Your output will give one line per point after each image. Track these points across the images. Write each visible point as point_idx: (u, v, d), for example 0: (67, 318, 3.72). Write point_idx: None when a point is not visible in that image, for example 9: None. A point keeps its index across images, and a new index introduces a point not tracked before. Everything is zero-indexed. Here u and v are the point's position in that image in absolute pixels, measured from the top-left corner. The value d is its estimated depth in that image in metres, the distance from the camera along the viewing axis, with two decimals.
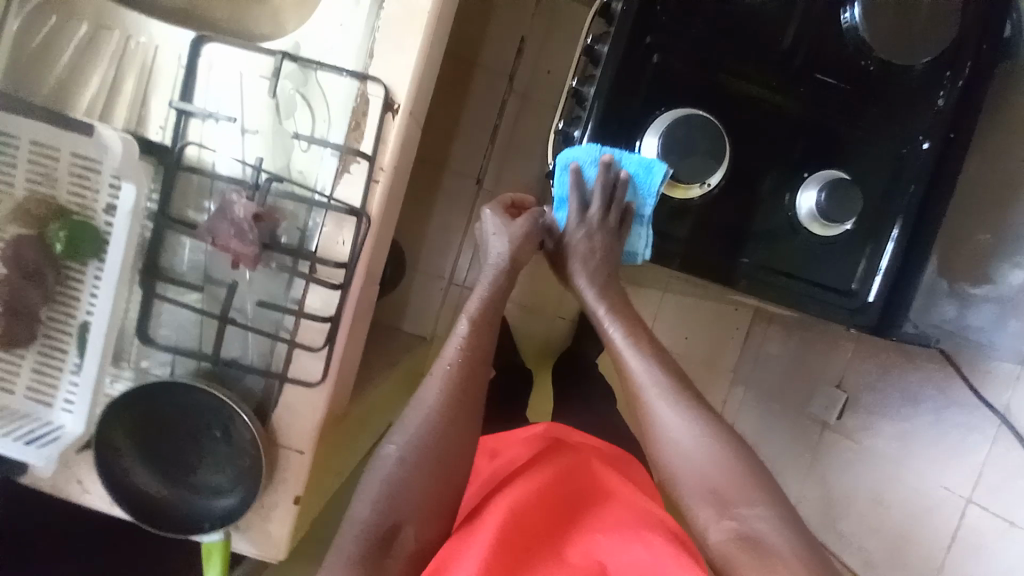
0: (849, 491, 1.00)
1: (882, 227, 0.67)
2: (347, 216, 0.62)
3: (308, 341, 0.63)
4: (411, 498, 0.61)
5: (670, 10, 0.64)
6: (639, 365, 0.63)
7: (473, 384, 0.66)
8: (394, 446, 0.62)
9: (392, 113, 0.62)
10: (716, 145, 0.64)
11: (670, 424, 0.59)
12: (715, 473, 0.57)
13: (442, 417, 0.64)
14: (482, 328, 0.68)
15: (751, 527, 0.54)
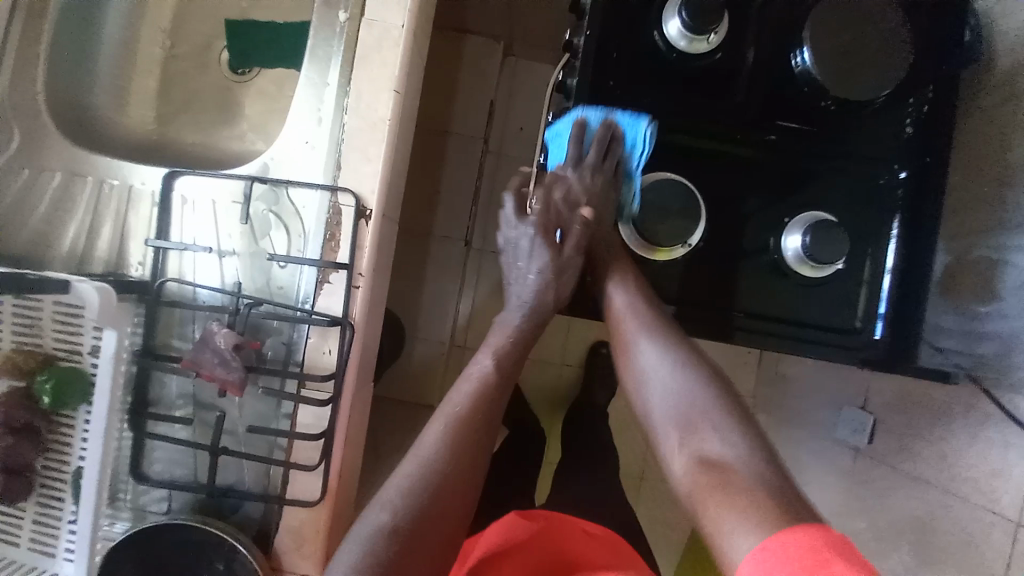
0: (895, 523, 0.93)
1: (874, 266, 0.66)
2: (330, 326, 0.61)
3: (304, 458, 0.62)
4: (415, 553, 0.54)
5: (623, 82, 0.65)
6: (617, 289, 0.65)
7: (483, 423, 0.63)
8: (396, 481, 0.57)
9: (365, 219, 0.62)
10: (690, 204, 0.63)
11: (644, 351, 0.63)
12: (682, 402, 0.60)
13: (465, 441, 0.61)
14: (503, 366, 0.67)
15: (706, 449, 0.56)
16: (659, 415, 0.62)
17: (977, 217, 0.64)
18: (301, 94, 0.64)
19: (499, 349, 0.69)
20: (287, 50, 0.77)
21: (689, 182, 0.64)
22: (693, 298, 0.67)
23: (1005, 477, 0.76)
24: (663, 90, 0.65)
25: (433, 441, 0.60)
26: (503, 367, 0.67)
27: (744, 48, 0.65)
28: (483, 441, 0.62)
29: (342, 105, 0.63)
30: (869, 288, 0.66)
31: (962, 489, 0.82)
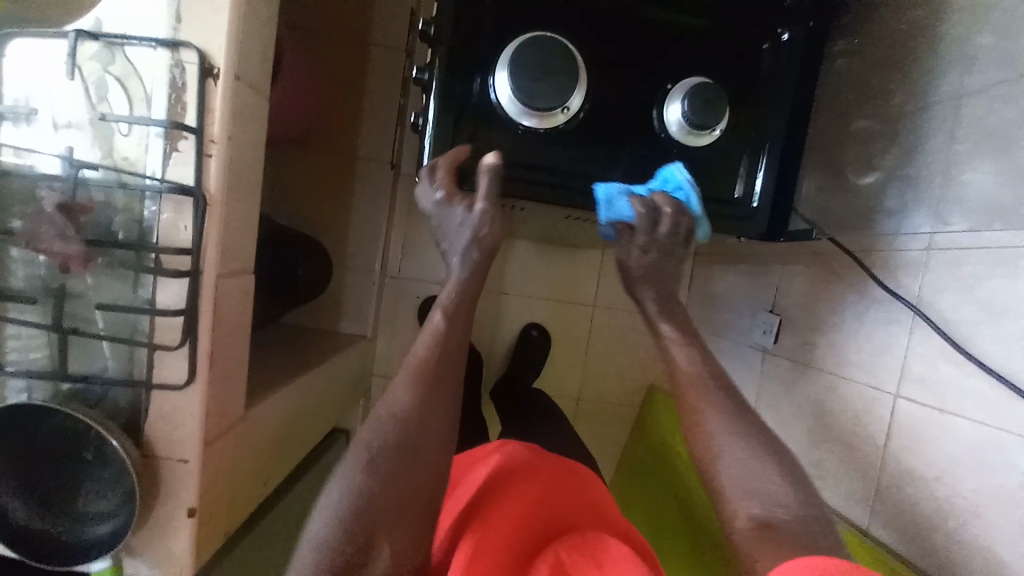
0: (797, 411, 0.98)
1: (755, 138, 0.65)
2: (182, 198, 0.57)
3: (168, 339, 0.59)
4: (383, 502, 0.53)
5: None
6: (715, 420, 0.56)
7: (448, 374, 0.60)
8: (356, 463, 0.54)
9: (213, 79, 0.56)
10: (567, 63, 0.60)
11: (721, 435, 0.55)
12: (759, 474, 0.53)
13: (426, 418, 0.57)
14: (454, 320, 0.61)
15: (770, 515, 0.51)
16: (716, 473, 0.55)
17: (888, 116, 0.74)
18: None
19: (448, 302, 0.61)
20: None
21: (565, 41, 0.61)
22: (576, 169, 0.65)
23: (887, 352, 0.80)
24: None
25: (388, 416, 0.57)
26: (460, 314, 0.61)
27: None
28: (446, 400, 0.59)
29: None
30: (748, 170, 0.66)
31: (852, 370, 0.86)
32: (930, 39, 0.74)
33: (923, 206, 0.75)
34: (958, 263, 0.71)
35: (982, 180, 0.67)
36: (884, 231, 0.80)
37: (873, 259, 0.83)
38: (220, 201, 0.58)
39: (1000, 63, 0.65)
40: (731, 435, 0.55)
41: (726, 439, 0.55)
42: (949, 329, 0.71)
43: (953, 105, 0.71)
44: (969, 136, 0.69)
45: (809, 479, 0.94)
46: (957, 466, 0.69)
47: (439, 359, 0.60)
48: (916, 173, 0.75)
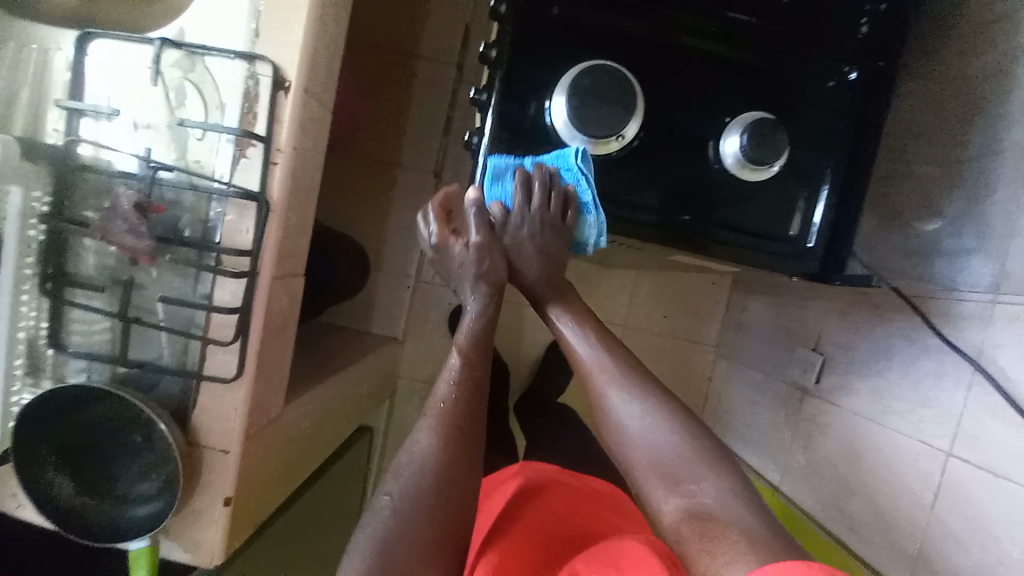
0: (832, 456, 0.94)
1: (812, 178, 0.64)
2: (246, 202, 0.59)
3: (221, 335, 0.62)
4: (408, 547, 0.57)
5: None
6: (620, 399, 0.60)
7: (471, 420, 0.63)
8: (384, 495, 0.60)
9: (284, 91, 0.59)
10: (626, 92, 0.60)
11: (620, 404, 0.60)
12: (659, 451, 0.56)
13: (454, 456, 0.61)
14: (473, 369, 0.65)
15: (697, 498, 0.52)
16: (634, 456, 0.57)
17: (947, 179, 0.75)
18: None
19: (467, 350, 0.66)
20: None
21: (625, 70, 0.61)
22: (627, 199, 0.65)
23: (937, 405, 0.77)
24: None
25: (417, 454, 0.61)
26: (477, 358, 0.65)
27: None
28: (468, 445, 0.62)
29: None
30: (805, 206, 0.65)
31: (895, 420, 0.83)
32: (998, 83, 0.71)
33: (985, 256, 0.71)
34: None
35: None
36: (937, 279, 0.77)
37: (931, 307, 0.79)
38: (280, 208, 0.61)
39: None
40: (647, 424, 0.58)
41: (641, 431, 0.58)
42: (1011, 389, 0.67)
43: (1021, 154, 0.67)
44: None
45: (842, 529, 0.90)
46: (1006, 528, 0.66)
47: (466, 398, 0.64)
48: (976, 223, 0.72)
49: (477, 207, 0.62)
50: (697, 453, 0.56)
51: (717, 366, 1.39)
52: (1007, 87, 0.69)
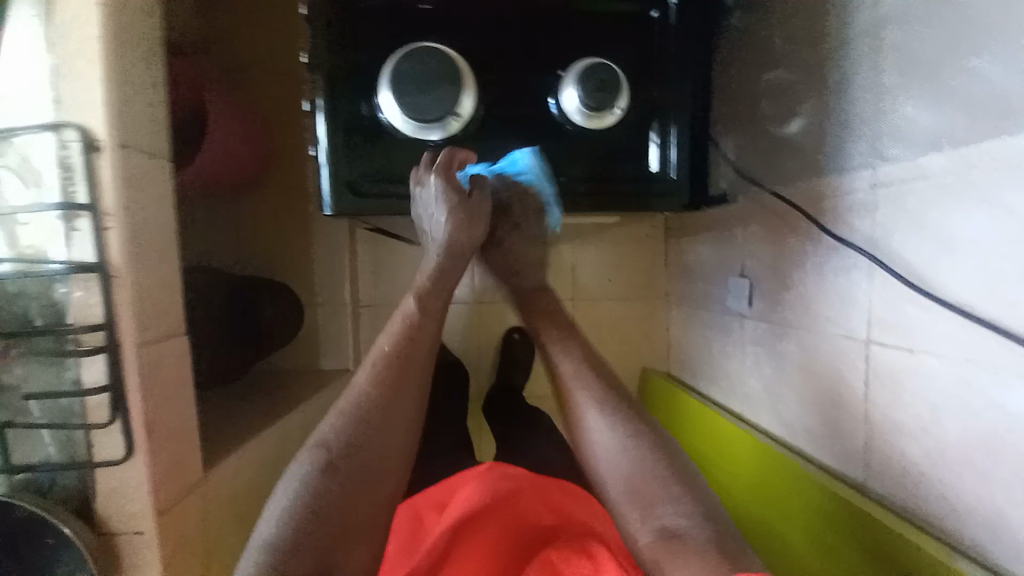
0: (780, 374, 0.94)
1: (658, 115, 0.64)
2: (88, 274, 0.57)
3: (100, 417, 0.59)
4: (342, 500, 0.56)
5: None
6: (597, 420, 0.65)
7: (411, 365, 0.64)
8: (299, 469, 0.57)
9: (98, 151, 0.56)
10: (448, 72, 0.58)
11: (592, 425, 0.65)
12: (630, 475, 0.61)
13: (389, 399, 0.62)
14: (404, 336, 0.65)
15: (667, 523, 0.56)
16: (605, 472, 0.63)
17: (818, 74, 0.78)
18: None
19: (405, 317, 0.66)
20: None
21: (443, 47, 0.59)
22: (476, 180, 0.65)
23: (852, 301, 0.76)
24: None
25: (355, 399, 0.62)
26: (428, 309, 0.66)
27: None
28: (396, 405, 0.62)
29: (45, 31, 0.56)
30: (658, 146, 0.65)
31: (823, 325, 0.83)
32: None
33: (860, 143, 0.72)
34: (901, 198, 0.67)
35: (909, 107, 0.64)
36: (829, 174, 0.78)
37: (821, 212, 0.80)
38: (128, 271, 0.58)
39: None
40: (618, 449, 0.63)
41: (613, 448, 0.63)
42: (906, 270, 0.66)
43: (875, 34, 0.68)
44: (892, 64, 0.66)
45: (805, 443, 0.89)
46: (938, 406, 0.64)
47: (406, 342, 0.65)
48: (853, 113, 0.73)
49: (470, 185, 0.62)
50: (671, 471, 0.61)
51: (671, 315, 1.41)
52: None
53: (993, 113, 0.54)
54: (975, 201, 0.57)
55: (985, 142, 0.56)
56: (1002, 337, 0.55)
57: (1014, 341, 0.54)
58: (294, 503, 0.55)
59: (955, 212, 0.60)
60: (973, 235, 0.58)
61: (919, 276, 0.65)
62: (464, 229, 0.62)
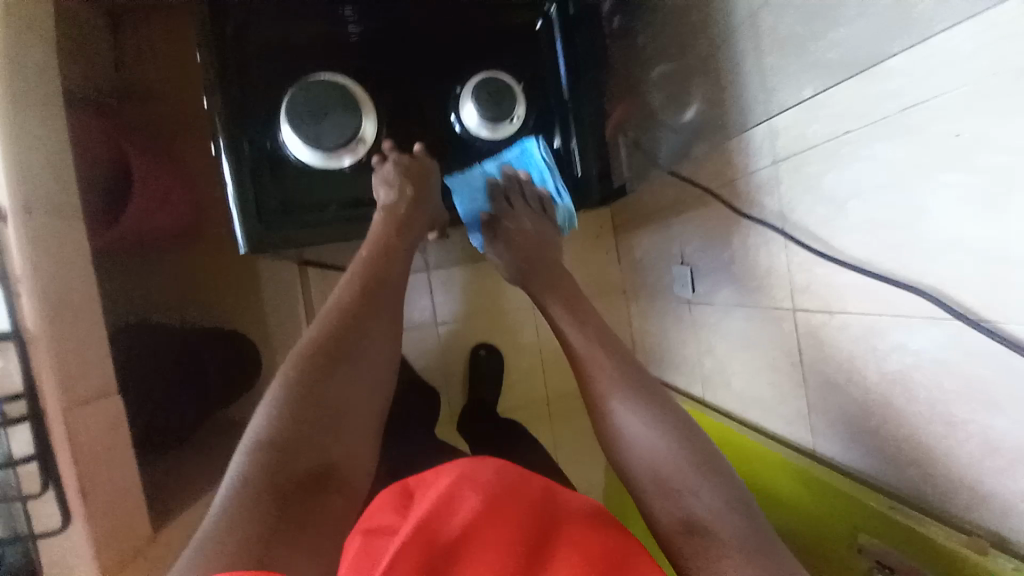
0: (729, 352, 0.97)
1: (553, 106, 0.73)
2: (3, 344, 0.56)
3: (32, 488, 0.58)
4: (329, 394, 0.55)
5: (254, 22, 0.65)
6: (632, 419, 0.61)
7: (385, 280, 0.65)
8: (269, 399, 0.55)
9: (2, 220, 0.56)
10: (343, 99, 0.63)
11: (622, 417, 0.62)
12: (665, 464, 0.58)
13: (364, 305, 0.62)
14: (370, 269, 0.65)
15: (689, 513, 0.54)
16: (637, 461, 0.60)
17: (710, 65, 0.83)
18: None
19: (367, 253, 0.67)
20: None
21: (335, 77, 0.64)
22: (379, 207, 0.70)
23: (775, 269, 0.79)
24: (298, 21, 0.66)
25: (332, 310, 0.62)
26: (404, 228, 0.68)
27: None
28: (365, 326, 0.61)
29: None
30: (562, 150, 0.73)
31: (757, 298, 0.85)
32: None
33: (761, 120, 0.76)
34: (799, 167, 0.71)
35: (793, 79, 0.69)
36: (739, 155, 0.81)
37: (736, 193, 0.84)
38: (44, 335, 0.57)
39: None
40: (654, 440, 0.59)
41: (642, 446, 0.60)
42: (813, 234, 0.70)
43: (751, 19, 0.73)
44: (770, 46, 0.71)
45: (759, 415, 0.91)
46: (858, 360, 0.67)
47: (378, 260, 0.66)
48: (745, 95, 0.77)
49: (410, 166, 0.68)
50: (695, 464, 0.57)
51: (632, 309, 1.43)
52: None
53: (860, 76, 0.60)
54: (860, 160, 0.62)
55: (859, 101, 0.61)
56: (903, 289, 0.59)
57: (907, 286, 0.58)
58: (277, 405, 0.53)
59: (845, 173, 0.64)
60: (863, 192, 0.62)
61: (824, 239, 0.69)
62: (404, 189, 0.67)
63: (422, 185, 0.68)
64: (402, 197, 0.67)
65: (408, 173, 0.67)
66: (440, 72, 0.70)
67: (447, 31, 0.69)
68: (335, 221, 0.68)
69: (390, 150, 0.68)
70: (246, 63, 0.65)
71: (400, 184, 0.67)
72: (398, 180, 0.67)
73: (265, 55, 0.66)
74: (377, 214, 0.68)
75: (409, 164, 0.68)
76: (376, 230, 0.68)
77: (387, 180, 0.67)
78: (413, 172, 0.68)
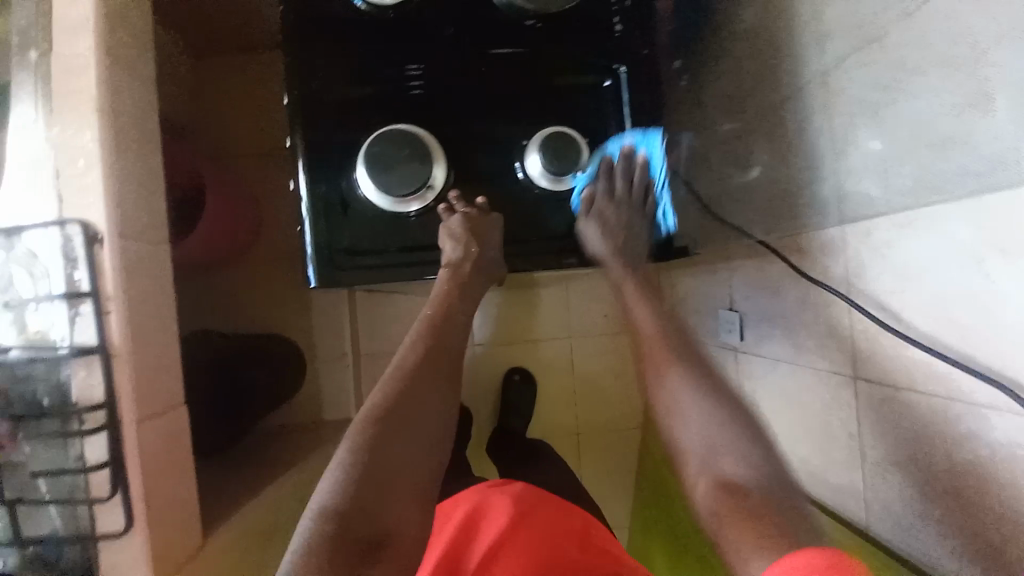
0: (775, 407, 0.94)
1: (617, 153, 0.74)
2: (89, 357, 0.60)
3: (102, 493, 0.61)
4: (390, 459, 0.61)
5: (336, 66, 0.68)
6: (685, 412, 0.68)
7: (443, 346, 0.71)
8: (337, 460, 0.61)
9: (99, 242, 0.61)
10: (417, 148, 0.66)
11: (683, 409, 0.68)
12: (708, 440, 0.65)
13: (424, 369, 0.68)
14: (429, 335, 0.71)
15: (727, 471, 0.62)
16: (689, 448, 0.66)
17: (774, 119, 0.83)
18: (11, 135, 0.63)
19: (426, 320, 0.73)
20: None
21: (408, 127, 0.66)
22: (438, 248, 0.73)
23: (833, 334, 0.77)
24: (376, 67, 0.69)
25: (394, 373, 0.68)
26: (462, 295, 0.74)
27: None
28: (422, 393, 0.67)
29: (52, 138, 0.62)
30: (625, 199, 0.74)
31: (811, 359, 0.82)
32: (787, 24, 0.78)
33: (826, 183, 0.74)
34: (867, 233, 0.69)
35: (868, 141, 0.67)
36: (801, 211, 0.80)
37: (794, 250, 0.83)
38: (126, 351, 0.62)
39: (849, 34, 0.67)
40: (702, 420, 0.66)
41: (693, 438, 0.66)
42: (879, 303, 0.68)
43: (823, 81, 0.73)
44: (844, 108, 0.70)
45: (804, 478, 0.88)
46: (924, 439, 0.64)
47: (436, 327, 0.72)
48: (815, 153, 0.76)
49: (473, 217, 0.71)
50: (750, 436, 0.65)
51: (669, 347, 1.41)
52: (797, 23, 0.76)
53: (941, 150, 0.58)
54: (938, 234, 0.59)
55: (938, 175, 0.58)
56: (979, 378, 0.56)
57: (976, 372, 0.56)
58: (344, 466, 0.59)
59: (919, 246, 0.62)
60: (939, 267, 0.60)
61: (891, 310, 0.66)
62: (470, 244, 0.71)
63: (488, 238, 0.71)
64: (467, 250, 0.71)
65: (472, 226, 0.70)
66: (507, 120, 0.72)
67: (516, 81, 0.71)
68: (395, 261, 0.71)
69: (455, 201, 0.71)
70: (326, 105, 0.69)
71: (465, 238, 0.70)
72: (463, 234, 0.70)
73: (343, 99, 0.69)
74: (440, 268, 0.73)
75: (470, 217, 0.70)
76: (440, 281, 0.73)
77: (453, 233, 0.71)
78: (477, 226, 0.71)
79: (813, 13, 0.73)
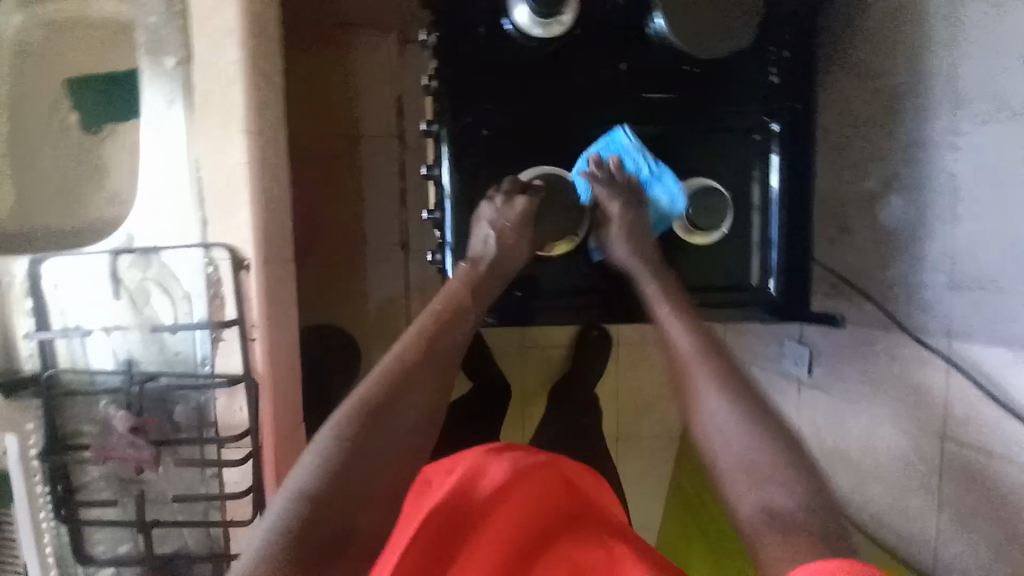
0: None
1: (749, 201, 0.73)
2: (233, 386, 0.61)
3: (240, 514, 0.64)
4: (376, 456, 0.51)
5: (489, 99, 0.68)
6: (720, 407, 0.61)
7: (451, 334, 0.62)
8: (313, 447, 0.51)
9: (245, 270, 0.60)
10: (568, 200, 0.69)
11: (709, 397, 0.61)
12: (745, 452, 0.58)
13: (429, 359, 0.59)
14: (437, 322, 0.62)
15: (771, 500, 0.54)
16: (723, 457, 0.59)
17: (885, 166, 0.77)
18: (148, 148, 0.61)
19: (434, 311, 0.63)
20: (120, 101, 0.77)
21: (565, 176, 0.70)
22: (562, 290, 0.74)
23: (922, 393, 0.76)
24: (527, 100, 0.68)
25: (391, 359, 0.58)
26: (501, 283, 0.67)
27: (598, 40, 0.67)
28: (416, 388, 0.57)
29: (194, 157, 0.60)
30: (754, 247, 0.74)
31: (892, 411, 0.81)
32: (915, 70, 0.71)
33: (934, 240, 0.71)
34: (981, 301, 0.66)
35: (994, 212, 0.63)
36: (902, 268, 0.77)
37: (891, 300, 0.79)
38: (267, 380, 0.62)
39: (993, 96, 0.62)
40: (730, 419, 0.59)
41: (723, 419, 0.60)
42: (984, 374, 0.67)
43: (951, 140, 0.67)
44: (973, 173, 0.65)
45: None
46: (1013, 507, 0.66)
47: (447, 320, 0.63)
48: (928, 212, 0.72)
49: (517, 201, 0.67)
50: (776, 450, 0.57)
51: None
52: (928, 73, 0.69)
53: None
54: None
55: None
56: None
57: None
58: (322, 456, 0.50)
59: None
60: None
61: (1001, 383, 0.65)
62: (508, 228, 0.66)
63: (525, 224, 0.67)
64: (502, 233, 0.67)
65: (512, 211, 0.66)
66: (647, 162, 0.71)
67: (660, 124, 0.71)
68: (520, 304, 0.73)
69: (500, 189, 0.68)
70: (473, 138, 0.69)
71: (503, 223, 0.66)
72: (501, 219, 0.67)
73: (493, 130, 0.69)
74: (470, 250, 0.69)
75: (510, 201, 0.67)
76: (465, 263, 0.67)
77: (482, 233, 0.68)
78: (513, 209, 0.67)
79: (950, 65, 0.67)
